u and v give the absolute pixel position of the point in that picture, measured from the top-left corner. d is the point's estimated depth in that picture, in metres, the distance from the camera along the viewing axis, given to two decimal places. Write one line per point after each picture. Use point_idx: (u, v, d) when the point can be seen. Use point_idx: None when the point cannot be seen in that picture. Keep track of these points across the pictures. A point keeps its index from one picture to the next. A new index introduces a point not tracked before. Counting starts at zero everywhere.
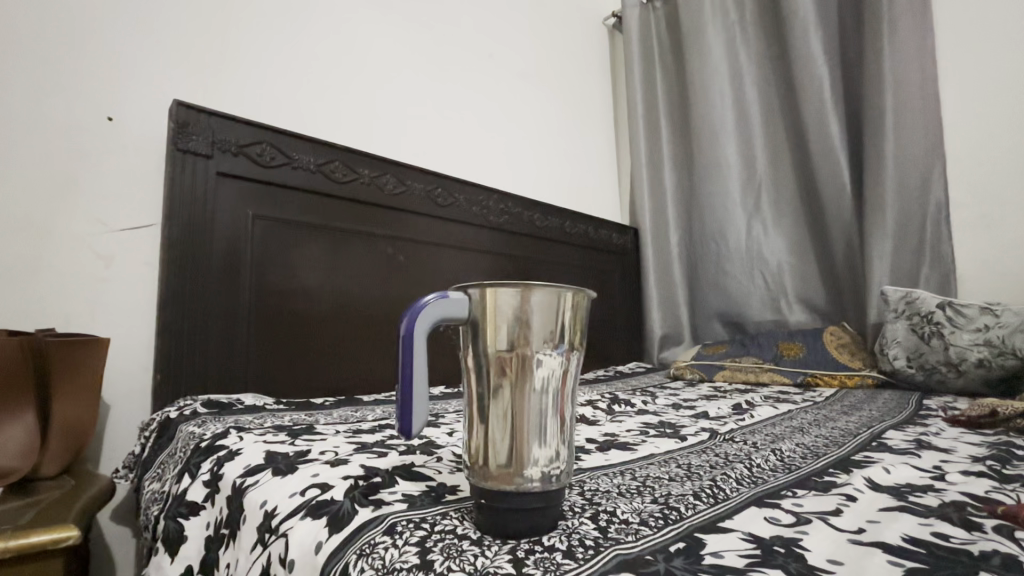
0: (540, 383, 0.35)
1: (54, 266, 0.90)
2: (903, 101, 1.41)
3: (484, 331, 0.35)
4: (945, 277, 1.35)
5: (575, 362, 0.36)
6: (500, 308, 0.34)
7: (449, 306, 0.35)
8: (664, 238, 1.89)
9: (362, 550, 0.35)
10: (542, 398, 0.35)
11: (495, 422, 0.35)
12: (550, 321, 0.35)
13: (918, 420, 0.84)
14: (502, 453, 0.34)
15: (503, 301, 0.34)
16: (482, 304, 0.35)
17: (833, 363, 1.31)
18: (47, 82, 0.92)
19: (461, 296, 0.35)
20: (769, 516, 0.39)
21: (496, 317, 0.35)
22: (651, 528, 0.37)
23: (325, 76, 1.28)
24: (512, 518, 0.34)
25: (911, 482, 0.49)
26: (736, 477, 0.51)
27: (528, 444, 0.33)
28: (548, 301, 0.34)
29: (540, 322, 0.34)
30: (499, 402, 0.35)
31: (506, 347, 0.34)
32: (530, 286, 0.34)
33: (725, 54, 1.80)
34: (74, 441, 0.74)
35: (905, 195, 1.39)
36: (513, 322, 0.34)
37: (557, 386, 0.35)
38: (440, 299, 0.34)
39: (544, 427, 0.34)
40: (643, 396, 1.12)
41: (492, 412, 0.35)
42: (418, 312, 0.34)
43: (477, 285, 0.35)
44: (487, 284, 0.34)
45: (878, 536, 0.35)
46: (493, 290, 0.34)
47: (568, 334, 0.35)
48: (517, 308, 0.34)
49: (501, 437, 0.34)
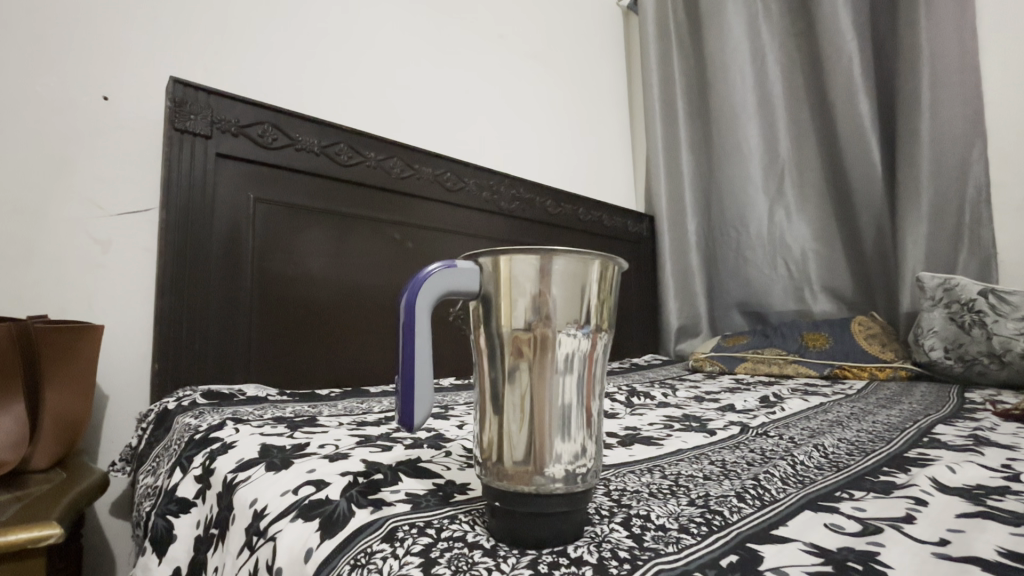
0: (562, 371, 0.29)
1: (49, 251, 0.86)
2: (940, 76, 1.32)
3: (498, 307, 0.30)
4: (984, 262, 1.27)
5: (603, 344, 0.31)
6: (517, 279, 0.29)
7: (456, 276, 0.29)
8: (681, 225, 1.83)
9: (357, 560, 0.30)
10: (564, 387, 0.29)
11: (511, 411, 0.30)
12: (576, 294, 0.29)
13: (966, 414, 0.77)
14: (517, 448, 0.29)
15: (520, 271, 0.29)
16: (495, 275, 0.30)
17: (863, 353, 1.24)
18: (37, 59, 0.88)
19: (469, 265, 0.30)
20: (830, 523, 0.34)
21: (512, 290, 0.29)
22: (693, 537, 0.32)
23: (328, 55, 1.23)
24: (533, 525, 0.29)
25: (982, 482, 0.43)
26: (781, 475, 0.45)
27: (549, 438, 0.28)
28: (572, 271, 0.29)
29: (563, 298, 0.29)
30: (515, 389, 0.30)
31: (522, 325, 0.29)
32: (550, 253, 0.28)
33: (746, 31, 1.71)
34: (66, 434, 0.69)
35: (942, 177, 1.31)
36: (532, 296, 0.29)
37: (583, 373, 0.30)
38: (446, 269, 0.29)
39: (566, 420, 0.29)
40: (662, 388, 1.06)
41: (507, 401, 0.30)
42: (420, 284, 0.29)
43: (489, 254, 0.30)
44: (501, 251, 0.29)
45: (969, 550, 0.30)
46: (508, 258, 0.29)
47: (595, 313, 0.30)
48: (536, 281, 0.29)
49: (518, 429, 0.29)
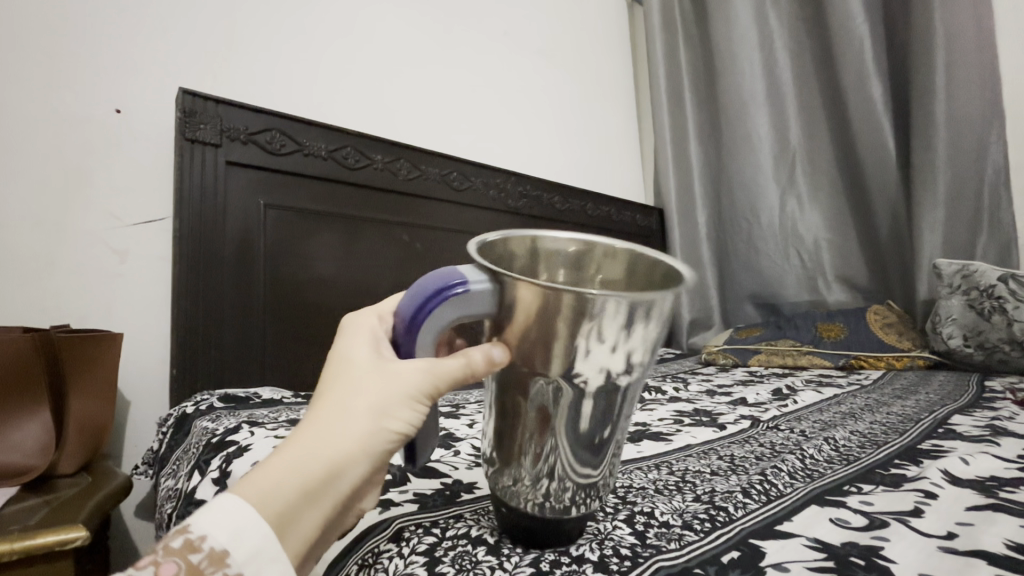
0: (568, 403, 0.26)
1: (67, 263, 0.89)
2: (956, 57, 1.29)
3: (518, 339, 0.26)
4: (1005, 247, 1.24)
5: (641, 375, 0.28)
6: (545, 316, 0.25)
7: (473, 302, 0.25)
8: (691, 217, 1.81)
9: (364, 560, 0.31)
10: (576, 417, 0.27)
11: (525, 446, 0.28)
12: (610, 326, 0.25)
13: (985, 403, 0.76)
14: (513, 471, 0.28)
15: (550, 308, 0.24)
16: (517, 305, 0.25)
17: (879, 343, 1.22)
18: (54, 76, 0.90)
19: (482, 282, 0.25)
20: (835, 517, 0.34)
21: (538, 326, 0.25)
22: (696, 533, 0.32)
23: (334, 61, 1.24)
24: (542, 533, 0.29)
25: (997, 474, 0.42)
26: (789, 470, 0.45)
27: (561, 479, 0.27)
28: (616, 310, 0.25)
29: (600, 341, 0.25)
30: (530, 424, 0.27)
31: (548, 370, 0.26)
32: (582, 293, 0.24)
33: (754, 16, 1.67)
34: (92, 439, 0.71)
35: (958, 162, 1.28)
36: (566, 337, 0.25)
37: (601, 397, 0.27)
38: (453, 299, 0.24)
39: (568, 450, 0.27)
40: (674, 382, 1.06)
41: (508, 426, 0.28)
42: (431, 309, 0.25)
43: (512, 280, 0.24)
44: (521, 279, 0.24)
45: (975, 543, 0.29)
46: (537, 291, 0.24)
47: (636, 352, 0.26)
48: (571, 320, 0.25)
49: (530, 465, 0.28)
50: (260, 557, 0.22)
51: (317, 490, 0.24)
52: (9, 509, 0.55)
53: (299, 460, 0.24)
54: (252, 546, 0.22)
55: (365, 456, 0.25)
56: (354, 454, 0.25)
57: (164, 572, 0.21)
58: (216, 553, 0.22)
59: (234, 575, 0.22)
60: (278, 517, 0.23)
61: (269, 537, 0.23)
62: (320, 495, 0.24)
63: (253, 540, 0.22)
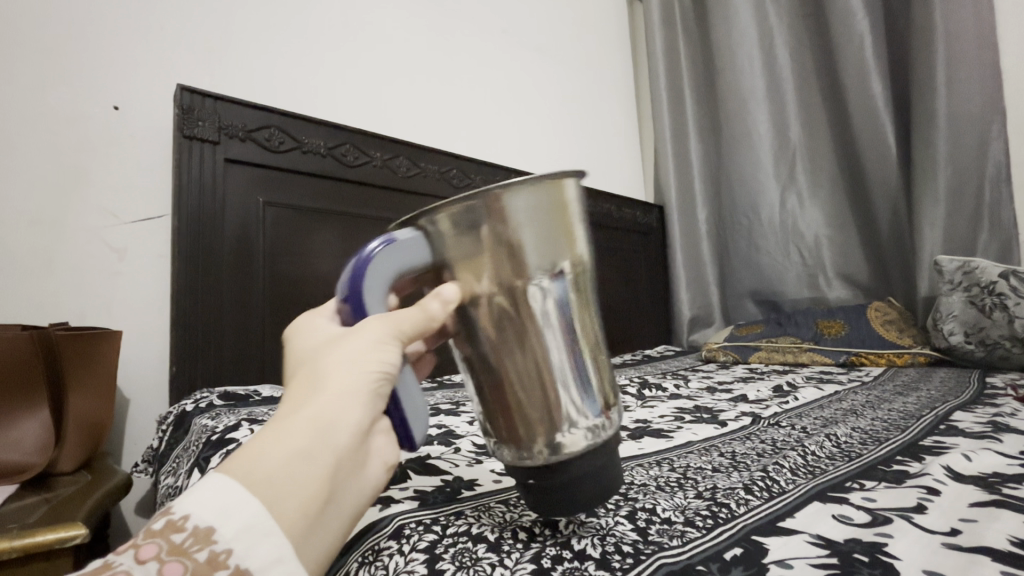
0: (558, 319, 0.29)
1: (66, 261, 0.89)
2: (956, 53, 1.28)
3: (456, 261, 0.28)
4: (1006, 243, 1.24)
5: (583, 281, 0.30)
6: (470, 234, 0.28)
7: (400, 253, 0.28)
8: (691, 214, 1.81)
9: (364, 558, 0.31)
10: (550, 333, 0.29)
11: (517, 380, 0.29)
12: (531, 226, 0.28)
13: (986, 400, 0.76)
14: (536, 420, 0.28)
15: (468, 219, 0.27)
16: (439, 234, 0.28)
17: (879, 339, 1.22)
18: (53, 75, 0.90)
19: (411, 234, 0.28)
20: (838, 514, 0.34)
21: (469, 248, 0.28)
22: (699, 530, 0.32)
23: (332, 57, 1.23)
24: (586, 491, 0.29)
25: (999, 470, 0.42)
26: (791, 466, 0.45)
27: (560, 400, 0.28)
28: (532, 204, 0.28)
29: (526, 237, 0.28)
30: (514, 356, 0.29)
31: (497, 283, 0.28)
32: (487, 189, 0.27)
33: (754, 13, 1.66)
34: (91, 436, 0.71)
35: (959, 158, 1.28)
36: (502, 247, 0.28)
37: (571, 303, 0.29)
38: (383, 253, 0.27)
39: (583, 372, 0.29)
40: (674, 380, 1.06)
41: (501, 367, 0.29)
42: (365, 264, 0.27)
43: (428, 214, 0.28)
44: (440, 207, 0.27)
45: (979, 540, 0.29)
46: (449, 209, 0.27)
47: (569, 251, 0.29)
48: (496, 229, 0.28)
49: (528, 400, 0.28)
50: (252, 531, 0.21)
51: (305, 445, 0.24)
52: (9, 507, 0.55)
53: (279, 431, 0.24)
54: (242, 514, 0.22)
55: (347, 411, 0.26)
56: (336, 405, 0.26)
57: (147, 555, 0.21)
58: (201, 531, 0.21)
59: (222, 549, 0.21)
60: (269, 483, 0.23)
61: (257, 505, 0.22)
62: (309, 451, 0.24)
63: (242, 510, 0.22)
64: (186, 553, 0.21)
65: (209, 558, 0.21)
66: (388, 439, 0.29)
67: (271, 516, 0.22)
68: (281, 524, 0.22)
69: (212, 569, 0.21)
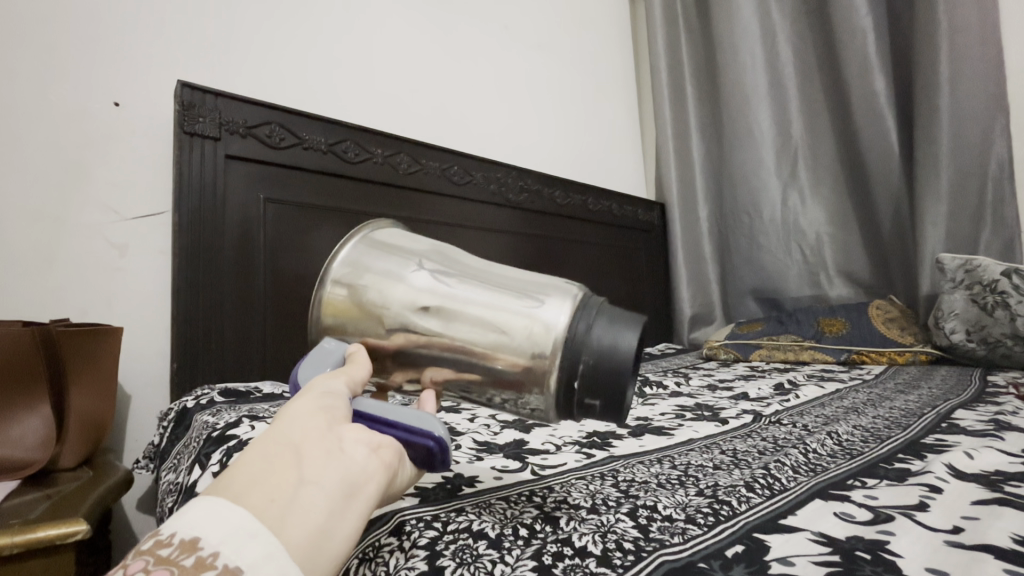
0: (458, 288, 0.35)
1: (68, 257, 0.89)
2: (959, 51, 1.28)
3: (361, 319, 0.36)
4: (1008, 241, 1.23)
5: (447, 261, 0.38)
6: (349, 297, 0.36)
7: (320, 352, 0.35)
8: (692, 212, 1.81)
9: (365, 554, 0.30)
10: (460, 292, 0.35)
11: (475, 335, 0.33)
12: (372, 263, 0.37)
13: (988, 398, 0.76)
14: (526, 351, 0.32)
15: (341, 297, 0.37)
16: (338, 323, 0.37)
17: (880, 338, 1.22)
18: (53, 69, 0.89)
19: (323, 342, 0.36)
20: (840, 512, 0.34)
21: (356, 303, 0.36)
22: (700, 527, 0.32)
23: (332, 54, 1.23)
24: (606, 374, 0.32)
25: (1000, 468, 0.42)
26: (792, 464, 0.45)
27: (523, 314, 0.33)
28: (356, 253, 0.38)
29: (374, 270, 0.37)
30: (456, 326, 0.34)
31: (387, 305, 0.35)
32: (328, 276, 0.37)
33: (756, 9, 1.65)
34: (92, 432, 0.70)
35: (962, 155, 1.27)
36: (364, 285, 0.36)
37: (450, 274, 0.36)
38: (302, 360, 0.34)
39: (517, 293, 0.34)
40: (675, 377, 1.05)
41: (451, 342, 0.34)
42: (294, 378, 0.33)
43: (320, 323, 0.37)
44: (320, 315, 0.37)
45: (982, 538, 0.29)
46: (325, 304, 0.37)
47: (412, 253, 0.38)
48: (353, 282, 0.36)
49: (497, 336, 0.33)
50: (227, 524, 0.20)
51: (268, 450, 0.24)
52: (9, 502, 0.55)
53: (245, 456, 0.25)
54: (215, 513, 0.21)
55: (302, 416, 0.26)
56: (290, 414, 0.26)
57: (133, 571, 0.19)
58: (185, 542, 0.20)
59: (204, 552, 0.20)
60: (236, 485, 0.22)
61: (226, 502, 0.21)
62: (270, 452, 0.24)
63: (215, 510, 0.21)
64: (172, 562, 0.19)
65: (196, 562, 0.19)
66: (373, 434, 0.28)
67: (245, 510, 0.21)
68: (254, 512, 0.21)
69: (199, 572, 0.19)
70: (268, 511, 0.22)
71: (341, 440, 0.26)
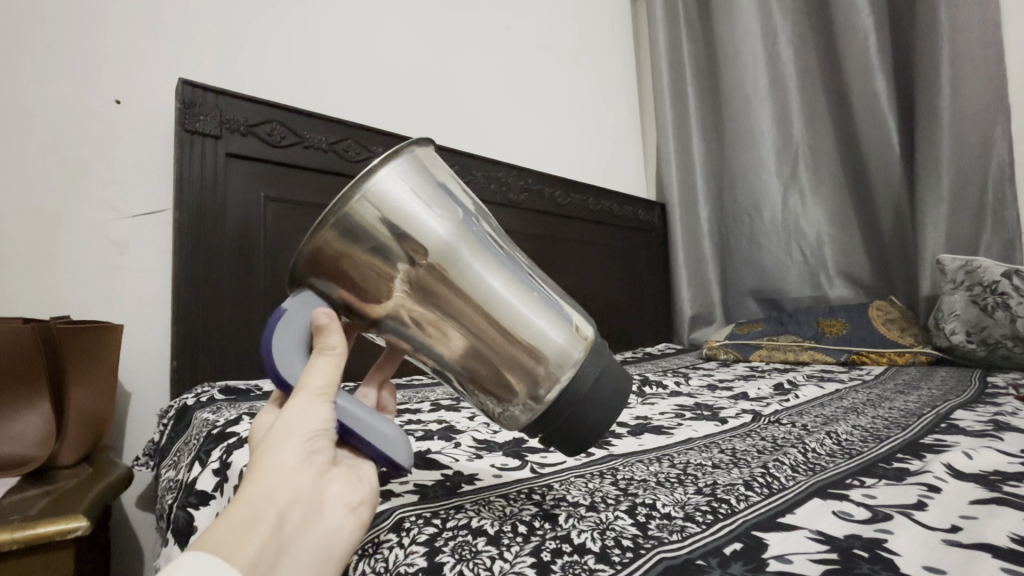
0: (484, 271, 0.33)
1: (68, 254, 0.89)
2: (960, 52, 1.28)
3: (371, 265, 0.31)
4: (1009, 242, 1.23)
5: (475, 225, 0.34)
6: (364, 232, 0.31)
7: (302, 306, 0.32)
8: (693, 212, 1.81)
9: (365, 550, 0.31)
10: (485, 284, 0.33)
11: (483, 340, 0.33)
12: (403, 204, 0.31)
13: (987, 399, 0.76)
14: (525, 374, 0.33)
15: (355, 225, 0.30)
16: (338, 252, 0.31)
17: (879, 338, 1.22)
18: (53, 68, 0.89)
19: (299, 295, 0.33)
20: (838, 510, 0.34)
21: (370, 245, 0.31)
22: (699, 525, 0.32)
23: (334, 54, 1.23)
24: (587, 424, 0.34)
25: (999, 468, 0.42)
26: (791, 463, 0.45)
27: (537, 341, 0.33)
28: (387, 178, 0.31)
29: (404, 215, 0.31)
30: (469, 325, 0.33)
31: (408, 266, 0.31)
32: (345, 194, 0.30)
33: (757, 10, 1.65)
34: (92, 430, 0.71)
35: (963, 155, 1.27)
36: (389, 229, 0.31)
37: (477, 248, 0.33)
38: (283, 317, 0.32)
39: (534, 303, 0.34)
40: (674, 377, 1.06)
41: (457, 338, 0.33)
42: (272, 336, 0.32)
43: (315, 237, 0.31)
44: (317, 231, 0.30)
45: (980, 537, 0.29)
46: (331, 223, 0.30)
47: (446, 204, 0.33)
48: (376, 219, 0.31)
49: (505, 351, 0.33)
50: None
51: (261, 507, 0.25)
52: (10, 499, 0.55)
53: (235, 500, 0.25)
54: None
55: (293, 467, 0.27)
56: (282, 463, 0.27)
57: None
58: None
59: None
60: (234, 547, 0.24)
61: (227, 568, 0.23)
62: (264, 511, 0.25)
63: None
64: None
65: None
66: (349, 479, 0.30)
67: None
68: None
69: None
70: (257, 574, 0.24)
71: (325, 498, 0.28)
